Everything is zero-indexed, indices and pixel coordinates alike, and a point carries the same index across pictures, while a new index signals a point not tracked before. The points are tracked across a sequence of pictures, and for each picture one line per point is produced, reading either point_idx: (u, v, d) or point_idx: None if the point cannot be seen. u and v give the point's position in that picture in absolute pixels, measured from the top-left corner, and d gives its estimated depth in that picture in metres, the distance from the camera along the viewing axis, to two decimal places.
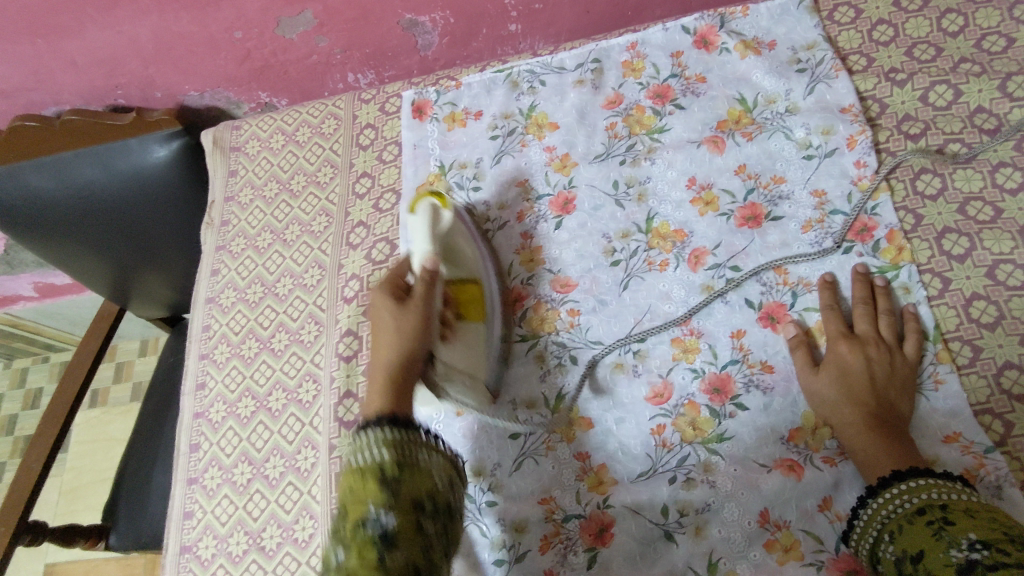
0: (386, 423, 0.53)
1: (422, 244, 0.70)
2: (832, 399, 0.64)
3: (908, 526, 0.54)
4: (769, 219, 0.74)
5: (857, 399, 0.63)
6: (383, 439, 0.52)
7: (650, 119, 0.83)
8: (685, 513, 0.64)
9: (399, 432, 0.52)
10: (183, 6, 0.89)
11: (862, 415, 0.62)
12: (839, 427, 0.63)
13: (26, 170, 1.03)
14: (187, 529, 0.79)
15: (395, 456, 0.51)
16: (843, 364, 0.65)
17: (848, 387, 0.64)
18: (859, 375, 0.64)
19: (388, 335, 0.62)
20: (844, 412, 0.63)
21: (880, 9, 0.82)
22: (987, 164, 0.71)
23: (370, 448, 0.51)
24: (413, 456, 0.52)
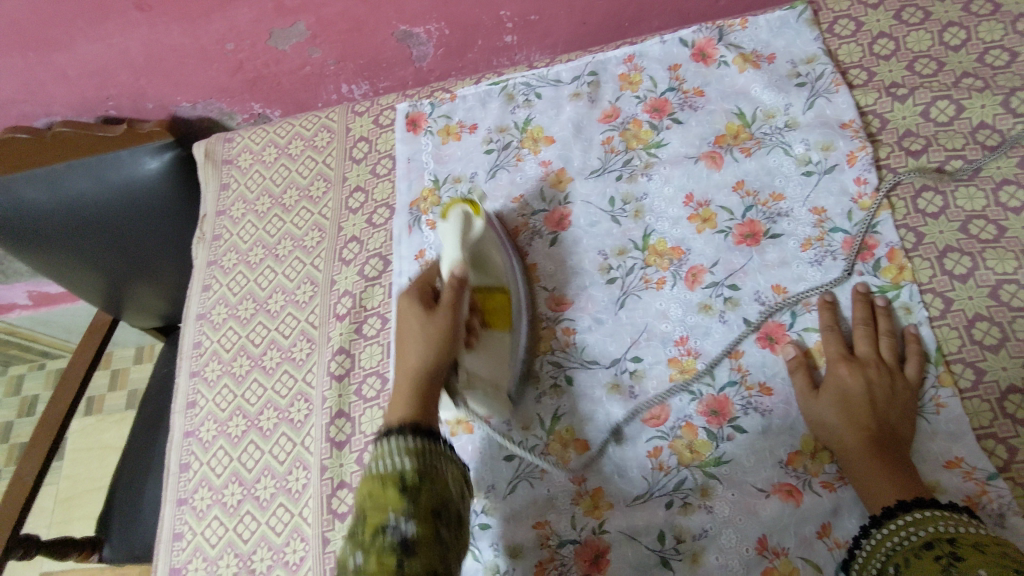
0: (409, 431, 0.52)
1: (460, 311, 0.66)
2: (831, 423, 0.62)
3: (914, 559, 0.53)
4: (768, 237, 0.73)
5: (858, 424, 0.61)
6: (406, 447, 0.51)
7: (646, 134, 0.82)
8: (682, 540, 0.63)
9: (422, 440, 0.52)
10: (174, 18, 0.88)
11: (863, 440, 0.61)
12: (839, 452, 0.62)
13: (16, 182, 1.02)
14: (177, 550, 0.78)
15: (417, 466, 0.50)
16: (843, 387, 0.63)
17: (848, 411, 0.62)
18: (860, 399, 0.62)
19: (418, 343, 0.60)
20: (844, 437, 0.62)
21: (880, 23, 0.81)
22: (990, 181, 0.70)
23: (392, 455, 0.50)
24: (435, 464, 0.51)
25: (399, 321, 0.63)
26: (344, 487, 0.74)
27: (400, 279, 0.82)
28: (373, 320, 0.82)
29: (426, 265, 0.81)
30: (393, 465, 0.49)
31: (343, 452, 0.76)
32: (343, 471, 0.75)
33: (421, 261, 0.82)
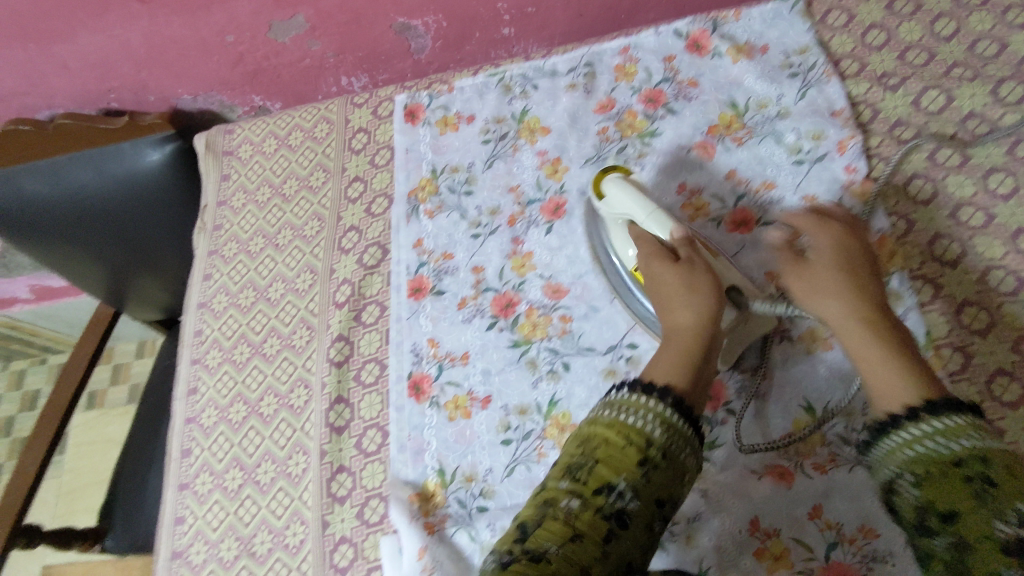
0: (669, 399, 0.52)
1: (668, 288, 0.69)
2: (819, 280, 0.58)
3: (929, 473, 0.46)
4: (761, 225, 0.74)
5: (849, 276, 0.58)
6: (660, 416, 0.51)
7: (641, 123, 0.83)
8: (676, 521, 0.64)
9: (677, 416, 0.51)
10: (175, 11, 0.89)
11: (859, 298, 0.56)
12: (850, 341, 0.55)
13: (17, 174, 1.03)
14: (178, 534, 0.79)
15: (664, 439, 0.50)
16: (826, 246, 0.60)
17: (832, 252, 0.60)
18: (846, 246, 0.60)
19: (683, 296, 0.59)
20: (835, 287, 0.57)
21: (873, 14, 0.82)
22: (979, 169, 0.71)
23: (642, 415, 0.51)
24: (678, 451, 0.50)
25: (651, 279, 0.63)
26: (343, 471, 0.75)
27: (398, 267, 0.83)
28: (372, 307, 0.83)
29: (423, 253, 0.83)
30: (643, 424, 0.51)
31: (342, 436, 0.77)
32: (342, 456, 0.76)
33: (419, 249, 0.83)
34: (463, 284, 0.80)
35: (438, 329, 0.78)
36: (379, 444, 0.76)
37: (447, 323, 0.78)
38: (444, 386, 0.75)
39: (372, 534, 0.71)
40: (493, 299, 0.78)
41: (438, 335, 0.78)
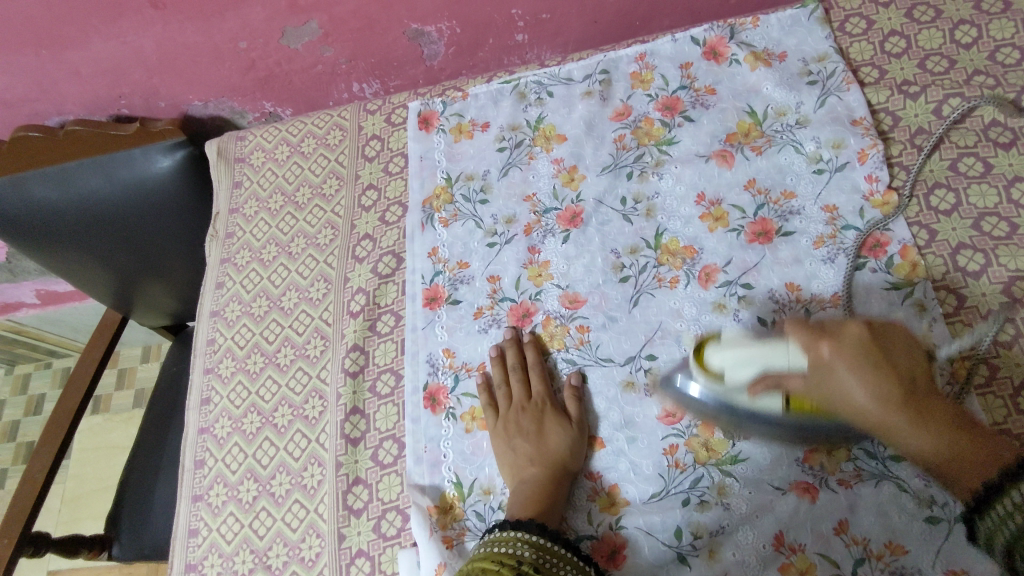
0: (535, 528, 0.60)
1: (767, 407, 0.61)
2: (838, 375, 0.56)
3: None
4: (780, 235, 0.73)
5: (868, 375, 0.55)
6: (527, 541, 0.59)
7: (658, 131, 0.82)
8: (699, 536, 0.63)
9: (541, 538, 0.60)
10: (188, 17, 0.89)
11: (884, 402, 0.55)
12: (826, 382, 0.57)
13: (28, 180, 1.02)
14: (192, 546, 0.79)
15: (533, 559, 0.58)
16: (851, 335, 0.57)
17: (845, 350, 0.56)
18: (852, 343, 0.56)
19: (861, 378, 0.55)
20: (855, 375, 0.55)
21: (892, 21, 0.81)
22: (1002, 178, 0.70)
23: (513, 544, 0.59)
24: (551, 566, 0.58)
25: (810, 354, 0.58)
26: (360, 483, 0.75)
27: (413, 277, 0.82)
28: (387, 317, 0.83)
29: (439, 262, 0.82)
30: (514, 551, 0.58)
31: (358, 448, 0.76)
32: (358, 468, 0.75)
33: (434, 258, 0.82)
34: (479, 293, 0.79)
35: (454, 339, 0.78)
36: (395, 456, 0.75)
37: (463, 334, 0.78)
38: (461, 397, 0.75)
39: (390, 547, 0.71)
40: (509, 309, 0.77)
41: (455, 346, 0.77)
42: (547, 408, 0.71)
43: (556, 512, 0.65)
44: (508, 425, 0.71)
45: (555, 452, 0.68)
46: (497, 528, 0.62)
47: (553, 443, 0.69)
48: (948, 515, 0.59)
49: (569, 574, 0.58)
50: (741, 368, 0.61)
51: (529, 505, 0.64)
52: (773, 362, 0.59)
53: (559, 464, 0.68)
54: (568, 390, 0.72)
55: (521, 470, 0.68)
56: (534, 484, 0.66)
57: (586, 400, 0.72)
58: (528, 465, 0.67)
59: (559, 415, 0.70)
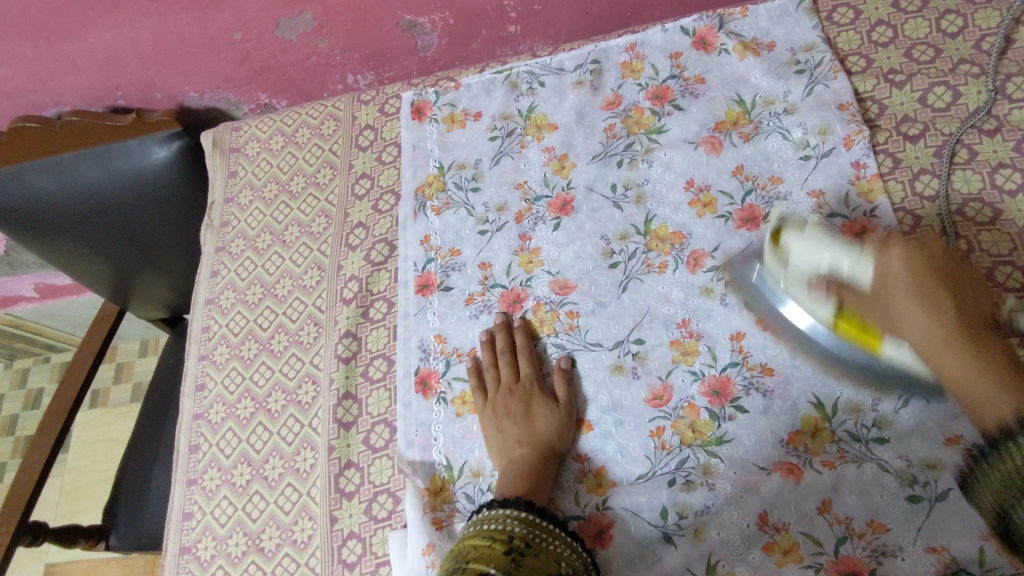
0: (524, 504, 0.61)
1: (819, 307, 0.63)
2: (896, 297, 0.58)
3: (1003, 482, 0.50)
4: (768, 221, 0.74)
5: (932, 309, 0.56)
6: (517, 517, 0.60)
7: (648, 119, 0.83)
8: (685, 515, 0.64)
9: (530, 514, 0.61)
10: (184, 8, 0.90)
11: (955, 349, 0.54)
12: (883, 313, 0.59)
13: (27, 171, 1.03)
14: (186, 530, 0.80)
15: (523, 534, 0.59)
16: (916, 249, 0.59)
17: (919, 255, 0.58)
18: (928, 262, 0.58)
19: (918, 321, 0.56)
20: (916, 307, 0.57)
21: (879, 10, 0.82)
22: (986, 164, 0.71)
23: (503, 520, 0.60)
24: (541, 541, 0.59)
25: (885, 274, 0.59)
26: (351, 467, 0.76)
27: (405, 264, 0.83)
28: (380, 304, 0.83)
29: (431, 249, 0.83)
30: (503, 527, 0.59)
31: (350, 432, 0.77)
32: (350, 451, 0.76)
33: (426, 245, 0.83)
34: (470, 280, 0.80)
35: (445, 325, 0.78)
36: (387, 440, 0.76)
37: (454, 319, 0.79)
38: (452, 381, 0.76)
39: (381, 529, 0.72)
40: (500, 295, 0.78)
41: (446, 331, 0.78)
42: (535, 391, 0.72)
43: (543, 491, 0.66)
44: (496, 407, 0.72)
45: (544, 434, 0.69)
46: (485, 508, 0.63)
47: (541, 425, 0.69)
48: (929, 494, 0.60)
49: (558, 549, 0.60)
50: (810, 259, 0.63)
51: (517, 485, 0.65)
52: (841, 262, 0.61)
53: (547, 445, 0.68)
54: (557, 373, 0.72)
55: (510, 452, 0.68)
56: (523, 465, 0.67)
57: (575, 383, 0.73)
58: (516, 446, 0.68)
59: (547, 398, 0.71)
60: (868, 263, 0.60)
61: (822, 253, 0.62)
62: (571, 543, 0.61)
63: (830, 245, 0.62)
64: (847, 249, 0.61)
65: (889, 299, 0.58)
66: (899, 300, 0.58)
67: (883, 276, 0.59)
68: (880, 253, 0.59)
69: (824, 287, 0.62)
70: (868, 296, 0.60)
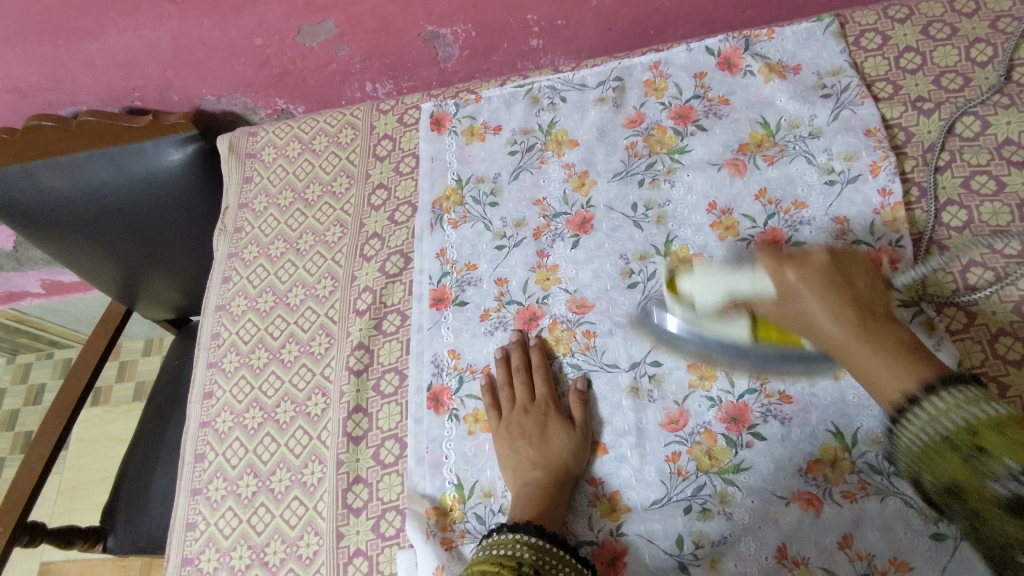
0: (534, 530, 0.60)
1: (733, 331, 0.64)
2: (806, 296, 0.58)
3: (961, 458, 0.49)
4: (790, 245, 0.73)
5: (833, 303, 0.57)
6: (526, 542, 0.59)
7: (671, 139, 0.82)
8: (701, 545, 0.63)
9: (540, 539, 0.59)
10: (206, 12, 0.89)
11: (845, 323, 0.56)
12: (789, 301, 0.59)
13: (40, 169, 1.03)
14: (190, 540, 0.78)
15: (533, 560, 0.58)
16: (816, 262, 0.59)
17: (809, 277, 0.59)
18: (826, 272, 0.59)
19: (821, 303, 0.57)
20: (825, 304, 0.57)
21: (907, 37, 0.81)
22: (1015, 197, 0.70)
23: (513, 546, 0.58)
24: (548, 566, 0.58)
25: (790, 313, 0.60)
26: (360, 482, 0.74)
27: (420, 277, 0.82)
28: (394, 316, 0.82)
29: (447, 263, 0.82)
30: (512, 553, 0.58)
31: (359, 447, 0.76)
32: (359, 467, 0.75)
33: (442, 259, 0.82)
34: (486, 295, 0.79)
35: (460, 340, 0.77)
36: (396, 456, 0.74)
37: (469, 336, 0.77)
38: (465, 399, 0.75)
39: (388, 547, 0.70)
40: (516, 312, 0.77)
41: (460, 346, 0.77)
42: (550, 410, 0.71)
43: (557, 515, 0.64)
44: (510, 426, 0.70)
45: (558, 456, 0.68)
46: (495, 533, 0.62)
47: (555, 447, 0.68)
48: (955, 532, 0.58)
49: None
50: (708, 294, 0.64)
51: (531, 507, 0.64)
52: (736, 285, 0.63)
53: (560, 468, 0.67)
54: (571, 394, 0.71)
55: (523, 473, 0.67)
56: (536, 487, 0.65)
57: (590, 404, 0.71)
58: (529, 468, 0.67)
59: (560, 419, 0.70)
60: (766, 281, 0.61)
61: (708, 277, 0.64)
62: (580, 569, 0.60)
63: (726, 275, 0.63)
64: (743, 273, 0.63)
65: (797, 307, 0.59)
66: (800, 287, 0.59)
67: (784, 286, 0.59)
68: (797, 296, 0.59)
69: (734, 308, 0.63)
70: (772, 305, 0.61)
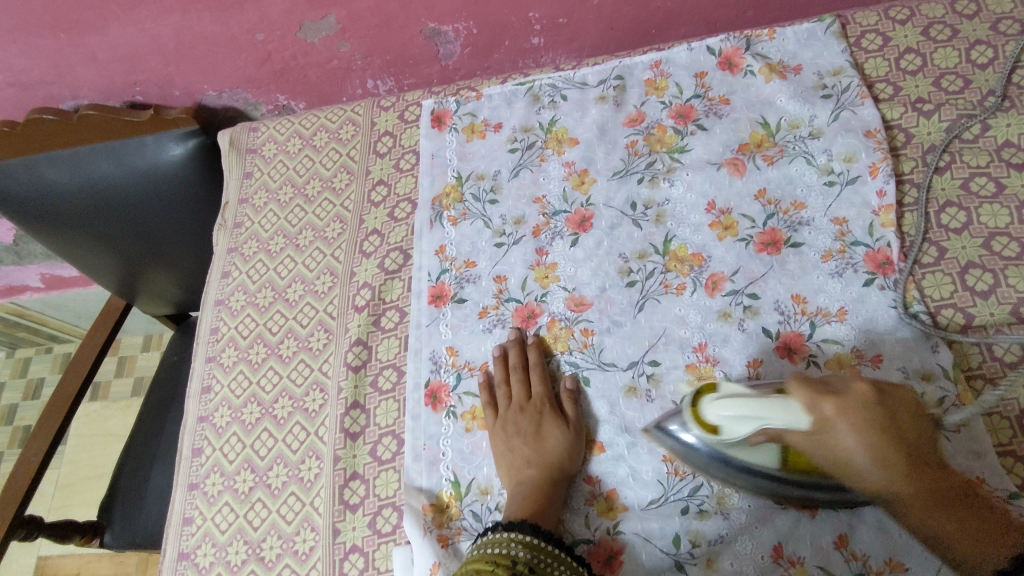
0: (529, 528, 0.60)
1: (763, 454, 0.58)
2: (834, 434, 0.50)
3: None
4: (789, 245, 0.73)
5: (869, 437, 0.49)
6: (521, 541, 0.59)
7: (671, 138, 0.82)
8: (697, 545, 0.63)
9: (535, 539, 0.59)
10: (208, 7, 0.89)
11: (880, 464, 0.49)
12: (822, 433, 0.51)
13: (40, 163, 1.03)
14: (186, 535, 0.78)
15: (527, 558, 0.58)
16: (860, 392, 0.50)
17: (848, 404, 0.50)
18: (865, 406, 0.50)
19: (845, 424, 0.50)
20: (853, 427, 0.50)
21: (908, 38, 0.81)
22: (1014, 199, 0.70)
23: (507, 545, 0.59)
24: (543, 565, 0.58)
25: (811, 439, 0.52)
26: (356, 478, 0.74)
27: (419, 274, 0.82)
28: (392, 313, 0.82)
29: (446, 260, 0.82)
30: (507, 552, 0.58)
31: (356, 443, 0.76)
32: (356, 463, 0.75)
33: (441, 256, 0.82)
34: (484, 293, 0.79)
35: (458, 338, 0.77)
36: (394, 453, 0.74)
37: (467, 333, 0.77)
38: (462, 396, 0.75)
39: (384, 543, 0.70)
40: (515, 310, 0.77)
41: (458, 344, 0.77)
42: (547, 409, 0.71)
43: (553, 514, 0.64)
44: (506, 425, 0.71)
45: (554, 454, 0.68)
46: (491, 530, 0.62)
47: (551, 445, 0.68)
48: None
49: (563, 575, 0.58)
50: (742, 424, 0.55)
51: (527, 505, 0.64)
52: (770, 422, 0.53)
53: (556, 466, 0.67)
54: (565, 393, 0.72)
55: (519, 472, 0.67)
56: (532, 486, 0.65)
57: (585, 403, 0.72)
58: (525, 466, 0.67)
59: (557, 418, 0.70)
60: (802, 417, 0.52)
61: (748, 406, 0.54)
62: (576, 567, 0.60)
63: (760, 404, 0.54)
64: (776, 409, 0.53)
65: (827, 436, 0.51)
66: (831, 424, 0.50)
67: (819, 419, 0.51)
68: (827, 434, 0.51)
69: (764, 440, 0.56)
70: (802, 433, 0.53)
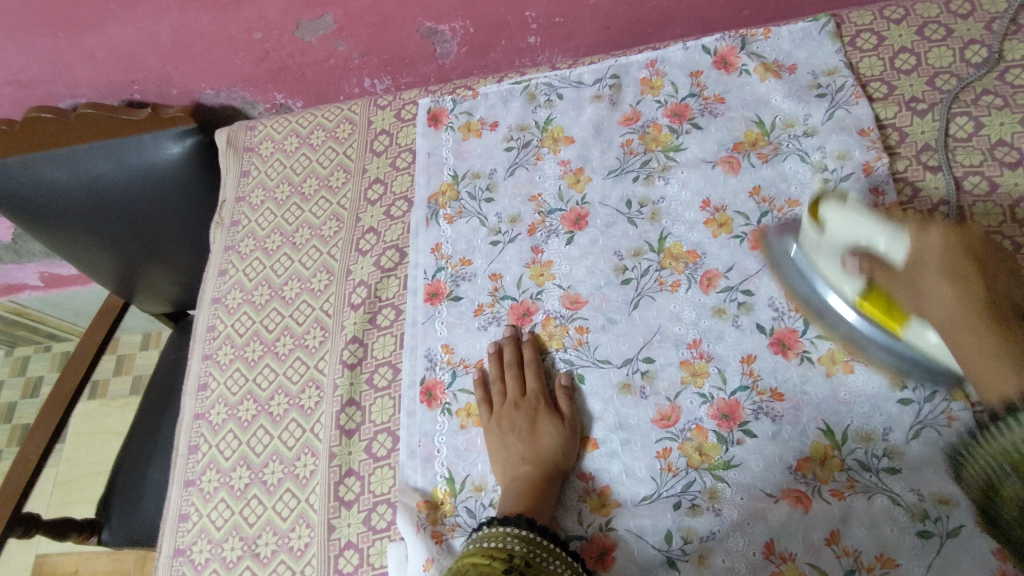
0: (525, 523, 0.60)
1: (847, 284, 0.63)
2: (928, 275, 0.56)
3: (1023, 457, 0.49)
4: (783, 243, 0.73)
5: (958, 291, 0.55)
6: (517, 535, 0.59)
7: (666, 137, 0.83)
8: (689, 541, 0.63)
9: (531, 533, 0.60)
10: (204, 6, 0.89)
11: (963, 305, 0.54)
12: (912, 279, 0.57)
13: (38, 161, 1.03)
14: (182, 531, 0.79)
15: (523, 552, 0.58)
16: (940, 234, 0.57)
17: (948, 238, 0.57)
18: (967, 242, 0.57)
19: (941, 289, 0.55)
20: (945, 279, 0.56)
21: (903, 38, 0.81)
22: (1007, 198, 0.70)
23: (503, 539, 0.59)
24: (538, 558, 0.58)
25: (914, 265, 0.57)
26: (352, 475, 0.75)
27: (415, 271, 0.83)
28: (388, 310, 0.83)
29: (441, 258, 0.82)
30: (503, 546, 0.58)
31: (352, 440, 0.76)
32: (351, 460, 0.75)
33: (437, 253, 0.83)
34: (480, 290, 0.79)
35: (453, 335, 0.78)
36: (389, 449, 0.75)
37: (462, 330, 0.78)
38: (457, 393, 0.75)
39: (379, 540, 0.71)
40: (510, 307, 0.78)
41: (453, 341, 0.77)
42: (542, 405, 0.71)
43: (547, 510, 0.65)
44: (501, 421, 0.71)
45: (547, 451, 0.68)
46: (484, 527, 0.62)
47: (546, 441, 0.68)
48: (941, 529, 0.58)
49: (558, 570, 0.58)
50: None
51: (520, 502, 0.64)
52: (875, 242, 0.59)
53: (551, 462, 0.67)
54: (559, 390, 0.72)
55: (513, 468, 0.68)
56: (526, 482, 0.66)
57: (578, 399, 0.72)
58: (520, 462, 0.67)
59: (552, 414, 0.70)
60: (903, 244, 0.58)
61: (847, 231, 0.61)
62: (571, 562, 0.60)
63: (865, 233, 0.60)
64: (884, 227, 0.59)
65: (918, 279, 0.57)
66: (923, 279, 0.57)
67: (919, 246, 0.57)
68: (922, 298, 0.57)
69: (857, 262, 0.61)
70: (896, 278, 0.58)
